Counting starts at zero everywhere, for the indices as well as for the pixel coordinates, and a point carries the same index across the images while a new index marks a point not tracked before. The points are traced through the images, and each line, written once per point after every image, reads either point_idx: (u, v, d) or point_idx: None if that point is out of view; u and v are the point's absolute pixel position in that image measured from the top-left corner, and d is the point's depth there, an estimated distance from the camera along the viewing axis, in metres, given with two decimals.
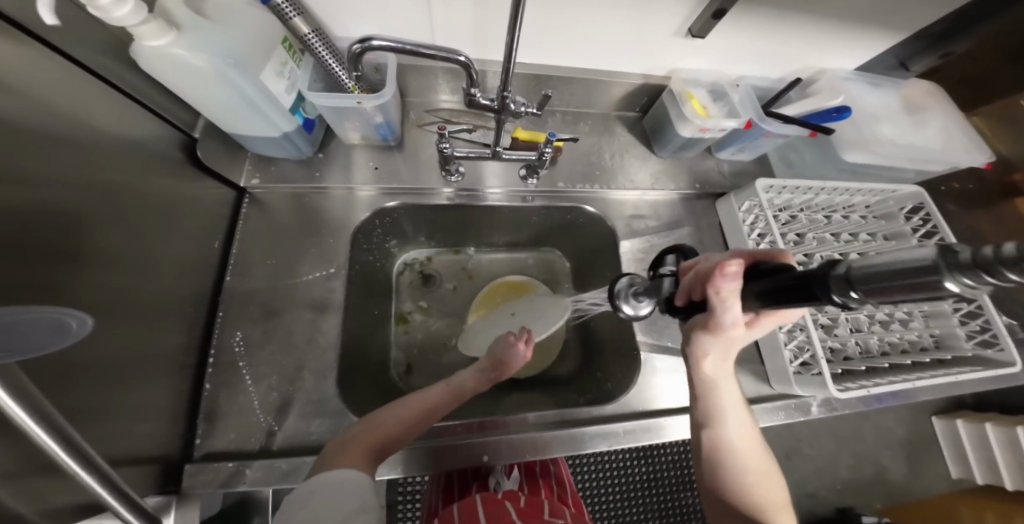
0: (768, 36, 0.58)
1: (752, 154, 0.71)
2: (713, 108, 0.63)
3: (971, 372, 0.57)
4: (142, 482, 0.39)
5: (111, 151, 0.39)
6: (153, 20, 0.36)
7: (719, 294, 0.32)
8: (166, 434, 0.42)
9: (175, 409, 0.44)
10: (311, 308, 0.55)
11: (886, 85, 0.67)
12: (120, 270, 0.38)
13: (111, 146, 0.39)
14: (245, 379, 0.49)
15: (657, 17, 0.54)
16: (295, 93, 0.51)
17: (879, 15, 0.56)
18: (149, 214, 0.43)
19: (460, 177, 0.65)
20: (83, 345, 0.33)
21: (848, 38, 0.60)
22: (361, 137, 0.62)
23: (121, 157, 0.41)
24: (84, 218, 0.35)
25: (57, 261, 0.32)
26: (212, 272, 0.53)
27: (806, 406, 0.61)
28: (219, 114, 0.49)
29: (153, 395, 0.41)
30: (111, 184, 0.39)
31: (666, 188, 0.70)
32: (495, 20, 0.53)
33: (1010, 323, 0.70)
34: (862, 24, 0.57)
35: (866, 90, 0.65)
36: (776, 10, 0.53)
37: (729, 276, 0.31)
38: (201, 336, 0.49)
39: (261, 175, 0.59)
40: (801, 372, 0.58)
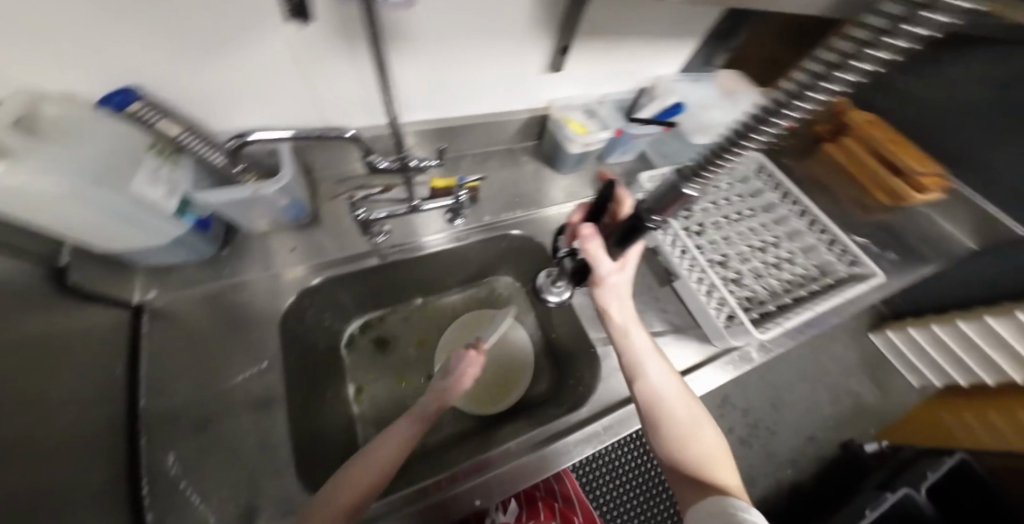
0: (605, 59, 0.71)
1: (632, 153, 0.85)
2: (590, 125, 0.75)
3: (850, 289, 0.64)
4: None
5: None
6: None
7: (589, 251, 0.53)
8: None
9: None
10: (253, 409, 0.50)
11: (704, 79, 0.83)
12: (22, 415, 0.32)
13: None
14: (192, 501, 0.43)
15: (516, 59, 0.63)
16: (180, 195, 0.48)
17: (677, 31, 0.71)
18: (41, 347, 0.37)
19: (387, 236, 0.65)
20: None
21: (662, 51, 0.75)
22: (268, 222, 0.60)
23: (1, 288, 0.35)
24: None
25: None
26: (122, 402, 0.46)
27: (748, 354, 0.68)
28: (89, 237, 0.44)
29: None
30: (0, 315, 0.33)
31: (576, 199, 0.79)
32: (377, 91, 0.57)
33: (862, 240, 0.87)
34: (666, 38, 0.72)
35: (690, 87, 0.81)
36: (605, 42, 0.67)
37: (588, 236, 0.53)
38: (125, 480, 0.42)
39: (159, 286, 0.55)
40: (730, 325, 0.64)
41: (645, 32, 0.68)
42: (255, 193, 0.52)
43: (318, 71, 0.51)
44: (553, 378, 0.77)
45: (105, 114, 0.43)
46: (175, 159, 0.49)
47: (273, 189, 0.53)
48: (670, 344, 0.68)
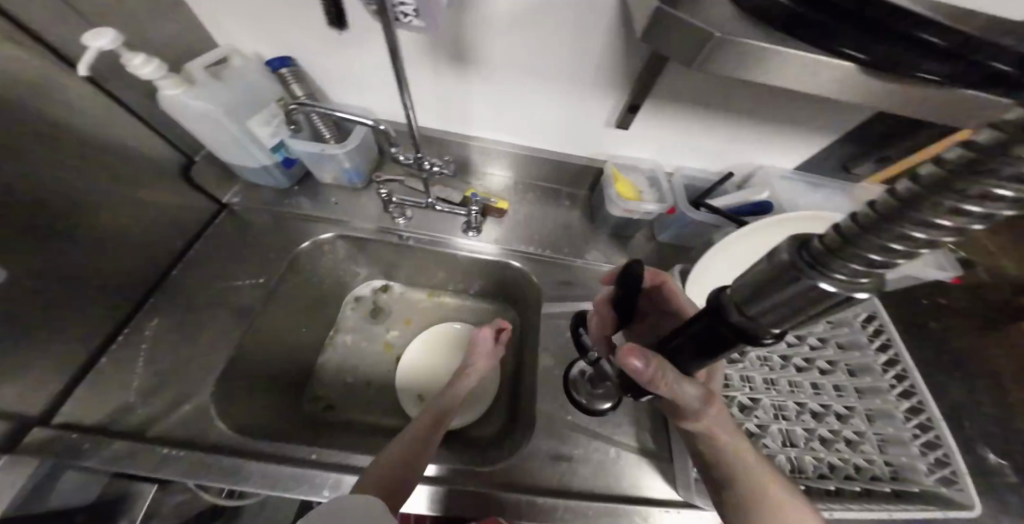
0: (695, 123, 0.60)
1: (696, 241, 0.70)
2: (644, 192, 0.66)
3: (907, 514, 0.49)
4: None
5: (135, 167, 0.51)
6: (172, 77, 0.48)
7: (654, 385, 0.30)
8: (25, 401, 0.43)
9: (64, 372, 0.47)
10: (237, 310, 0.59)
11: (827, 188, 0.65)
12: (60, 238, 0.43)
13: (140, 165, 0.52)
14: (138, 361, 0.52)
15: (584, 109, 0.61)
16: (278, 138, 0.60)
17: (796, 119, 0.57)
18: (114, 202, 0.48)
19: (406, 221, 0.72)
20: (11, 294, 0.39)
21: (774, 137, 0.60)
22: (333, 178, 0.71)
23: (138, 170, 0.52)
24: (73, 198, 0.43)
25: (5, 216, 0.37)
26: (163, 263, 0.58)
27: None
28: (219, 149, 0.59)
29: (62, 332, 0.45)
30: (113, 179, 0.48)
31: (599, 259, 0.71)
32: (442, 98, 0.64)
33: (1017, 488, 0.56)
34: (782, 120, 0.57)
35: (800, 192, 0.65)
36: (694, 111, 0.57)
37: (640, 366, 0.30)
38: (120, 316, 0.53)
39: (244, 195, 0.68)
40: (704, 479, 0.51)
41: (750, 105, 0.55)
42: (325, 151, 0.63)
43: (408, 80, 0.61)
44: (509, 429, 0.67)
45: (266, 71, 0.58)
46: None
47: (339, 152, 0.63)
48: (625, 459, 0.56)
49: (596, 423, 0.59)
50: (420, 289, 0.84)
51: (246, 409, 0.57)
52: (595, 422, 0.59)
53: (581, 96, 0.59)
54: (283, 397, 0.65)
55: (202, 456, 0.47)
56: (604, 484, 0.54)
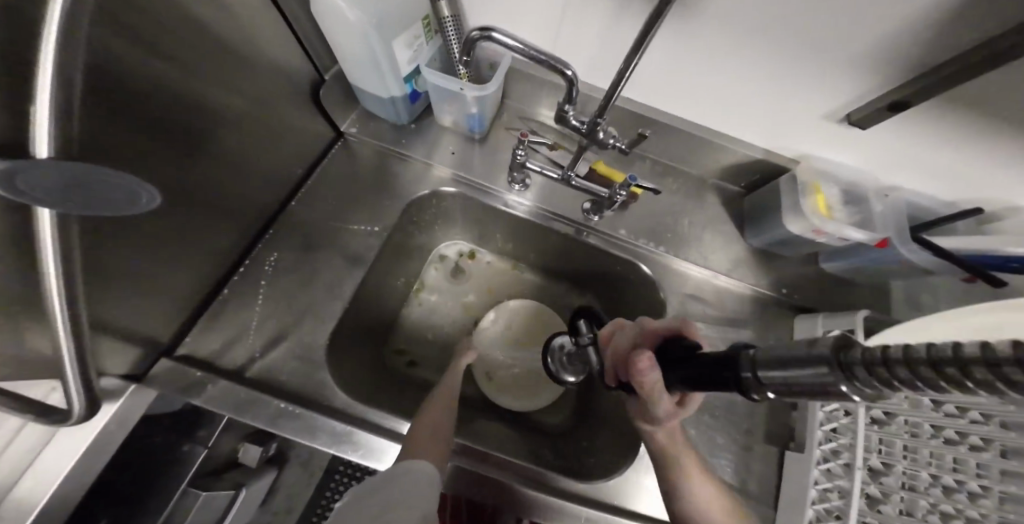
0: (965, 139, 0.43)
1: (869, 275, 0.57)
2: (839, 210, 0.51)
3: None
4: (133, 346, 0.41)
5: (259, 82, 0.46)
6: None
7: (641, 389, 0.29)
8: (167, 319, 0.45)
9: (197, 292, 0.48)
10: (346, 259, 0.56)
11: None
12: (197, 164, 0.40)
13: (265, 81, 0.47)
14: (257, 296, 0.52)
15: (799, 89, 0.46)
16: (414, 66, 0.52)
17: None
18: (243, 126, 0.45)
19: (524, 187, 0.63)
20: (158, 221, 0.38)
21: None
22: (452, 122, 0.63)
23: (261, 86, 0.46)
24: (203, 113, 0.39)
25: (156, 142, 0.34)
26: (281, 195, 0.56)
27: None
28: (350, 67, 0.52)
29: (194, 256, 0.45)
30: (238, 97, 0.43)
31: (742, 279, 0.60)
32: (615, 44, 0.50)
33: None
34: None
35: None
36: (975, 129, 0.41)
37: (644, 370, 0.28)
38: (243, 244, 0.52)
39: (360, 127, 0.62)
40: None
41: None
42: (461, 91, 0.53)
43: (584, 12, 0.47)
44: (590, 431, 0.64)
45: None
46: (433, 35, 0.52)
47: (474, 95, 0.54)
48: None
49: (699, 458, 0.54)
50: (509, 260, 0.78)
51: (347, 360, 0.57)
52: None
53: (810, 75, 0.44)
54: (373, 345, 0.65)
55: (316, 418, 0.47)
56: None
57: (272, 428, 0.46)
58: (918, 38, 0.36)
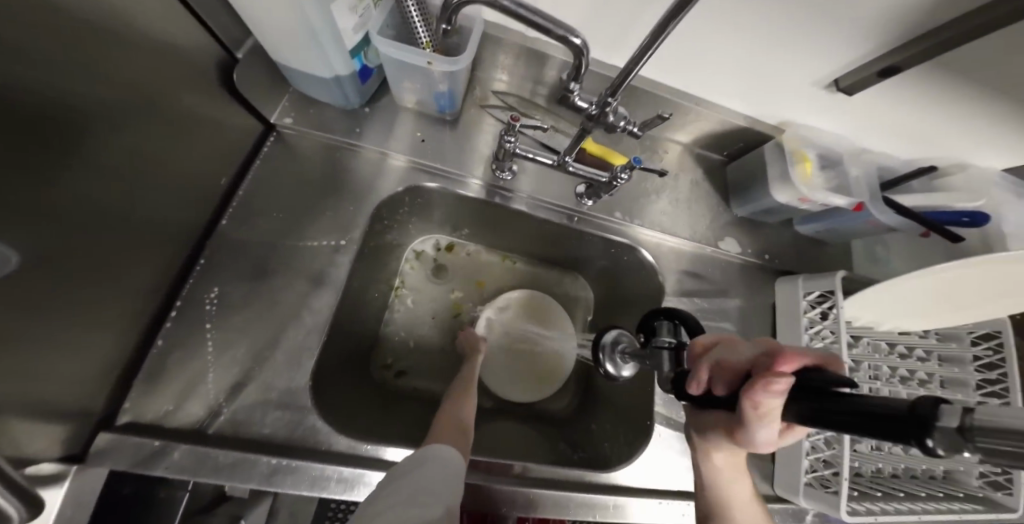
0: (938, 103, 0.44)
1: (836, 237, 0.61)
2: (818, 176, 0.52)
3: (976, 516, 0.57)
4: (49, 444, 0.30)
5: (160, 59, 0.33)
6: None
7: (754, 411, 0.23)
8: (93, 387, 0.33)
9: (121, 354, 0.36)
10: (312, 282, 0.46)
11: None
12: (96, 179, 0.28)
13: (165, 56, 0.33)
14: (205, 343, 0.41)
15: (796, 58, 0.44)
16: (363, 34, 0.40)
17: None
18: (151, 117, 0.33)
19: (510, 176, 0.56)
20: (51, 276, 0.26)
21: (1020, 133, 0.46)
22: (416, 102, 0.53)
23: (163, 66, 0.33)
24: (97, 116, 0.27)
25: (38, 156, 0.23)
26: (208, 210, 0.43)
27: (803, 514, 0.63)
28: (273, 39, 0.39)
29: (108, 311, 0.33)
30: (134, 85, 0.30)
31: (730, 249, 0.61)
32: (607, 7, 0.43)
33: None
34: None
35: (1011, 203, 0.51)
36: (952, 92, 0.43)
37: (771, 392, 0.21)
38: (172, 279, 0.40)
39: (296, 115, 0.50)
40: (813, 485, 0.56)
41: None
42: (427, 65, 0.44)
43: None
44: (599, 418, 0.64)
45: None
46: None
47: (445, 69, 0.45)
48: None
49: None
50: (496, 250, 0.72)
51: (332, 397, 0.48)
52: None
53: (812, 42, 0.42)
54: (357, 367, 0.57)
55: (322, 469, 0.40)
56: None
57: (268, 487, 0.38)
58: (925, 9, 0.35)
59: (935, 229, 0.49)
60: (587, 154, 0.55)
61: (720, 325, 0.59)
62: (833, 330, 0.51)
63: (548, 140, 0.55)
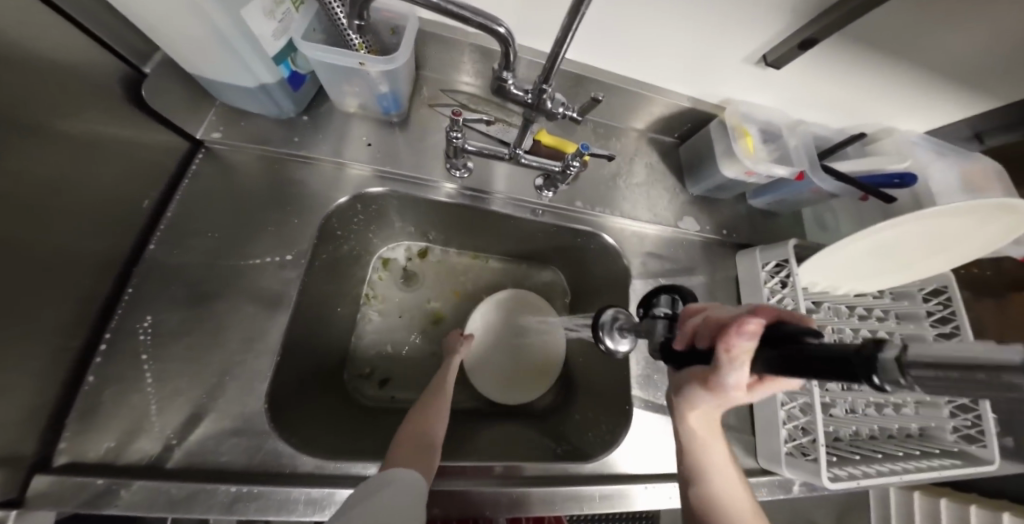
0: (861, 72, 0.46)
1: (786, 206, 0.63)
2: (762, 149, 0.54)
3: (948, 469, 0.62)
4: None
5: (42, 73, 0.30)
6: None
7: (725, 356, 0.23)
8: (15, 434, 0.31)
9: (44, 397, 0.33)
10: (260, 301, 0.44)
11: (957, 157, 0.55)
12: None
13: (51, 69, 0.31)
14: (144, 376, 0.38)
15: (723, 35, 0.45)
16: (287, 40, 0.39)
17: (980, 79, 0.46)
18: (44, 138, 0.30)
19: (465, 174, 0.55)
20: None
21: (939, 96, 0.49)
22: (359, 106, 0.51)
23: (49, 80, 0.30)
24: None
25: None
26: (132, 236, 0.40)
27: (789, 484, 0.62)
28: (182, 49, 0.37)
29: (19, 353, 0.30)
30: (11, 105, 0.27)
31: (691, 228, 0.62)
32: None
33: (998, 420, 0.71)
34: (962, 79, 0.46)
35: (938, 161, 0.54)
36: (873, 60, 0.44)
37: (745, 334, 0.22)
38: (98, 311, 0.37)
39: (226, 129, 0.47)
40: (793, 454, 0.57)
41: (946, 56, 0.43)
42: (360, 66, 0.42)
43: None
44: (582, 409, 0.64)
45: None
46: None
47: (380, 69, 0.43)
48: None
49: None
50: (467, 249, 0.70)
51: (297, 419, 0.46)
52: None
53: (737, 19, 0.43)
54: (326, 385, 0.55)
55: (290, 491, 0.38)
56: None
57: (230, 518, 0.36)
58: None
59: (872, 191, 0.52)
60: (541, 146, 0.55)
61: None
62: (794, 298, 0.53)
63: (501, 135, 0.54)
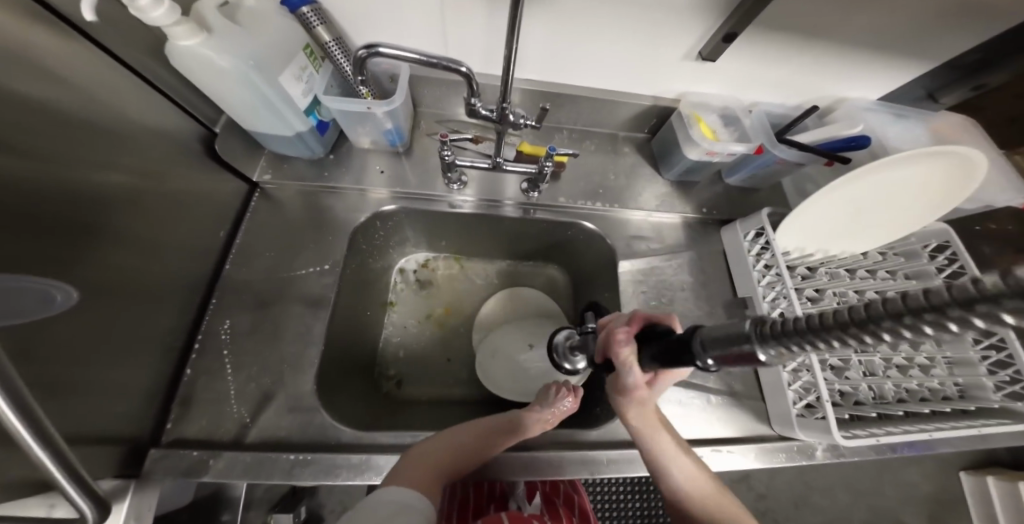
0: (787, 50, 0.54)
1: (765, 180, 0.68)
2: (723, 132, 0.61)
3: (995, 426, 0.54)
4: (105, 459, 0.37)
5: (146, 143, 0.42)
6: (184, 22, 0.38)
7: (619, 361, 0.36)
8: (134, 410, 0.41)
9: (158, 382, 0.44)
10: (306, 304, 0.54)
11: (912, 117, 0.62)
12: (115, 244, 0.38)
13: (152, 141, 0.43)
14: (225, 367, 0.49)
15: (660, 38, 0.54)
16: (312, 96, 0.51)
17: (904, 36, 0.51)
18: (154, 191, 0.43)
19: (461, 187, 0.65)
20: (85, 317, 0.35)
21: (875, 56, 0.54)
22: (371, 142, 0.63)
23: (153, 149, 0.43)
24: (100, 201, 0.36)
25: (56, 244, 0.31)
26: (212, 260, 0.52)
27: (810, 450, 0.56)
28: (242, 114, 0.50)
29: (138, 345, 0.41)
30: (126, 169, 0.39)
31: (672, 211, 0.68)
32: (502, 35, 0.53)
33: None
34: (888, 39, 0.52)
35: (889, 121, 0.60)
36: (786, 42, 0.52)
37: (622, 341, 0.37)
38: (192, 318, 0.49)
39: (274, 172, 0.60)
40: (805, 415, 0.53)
41: (860, 24, 0.49)
42: (368, 110, 0.54)
43: (464, 11, 0.50)
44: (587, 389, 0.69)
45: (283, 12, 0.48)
46: (320, 63, 0.51)
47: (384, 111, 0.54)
48: (716, 402, 0.59)
49: (686, 370, 0.61)
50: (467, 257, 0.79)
51: (337, 402, 0.54)
52: (685, 370, 0.61)
53: (669, 23, 0.51)
54: (362, 378, 0.64)
55: (335, 457, 0.46)
56: (707, 429, 0.57)
57: (291, 480, 0.44)
58: None
59: (833, 156, 0.57)
60: (523, 155, 0.64)
61: (678, 278, 0.64)
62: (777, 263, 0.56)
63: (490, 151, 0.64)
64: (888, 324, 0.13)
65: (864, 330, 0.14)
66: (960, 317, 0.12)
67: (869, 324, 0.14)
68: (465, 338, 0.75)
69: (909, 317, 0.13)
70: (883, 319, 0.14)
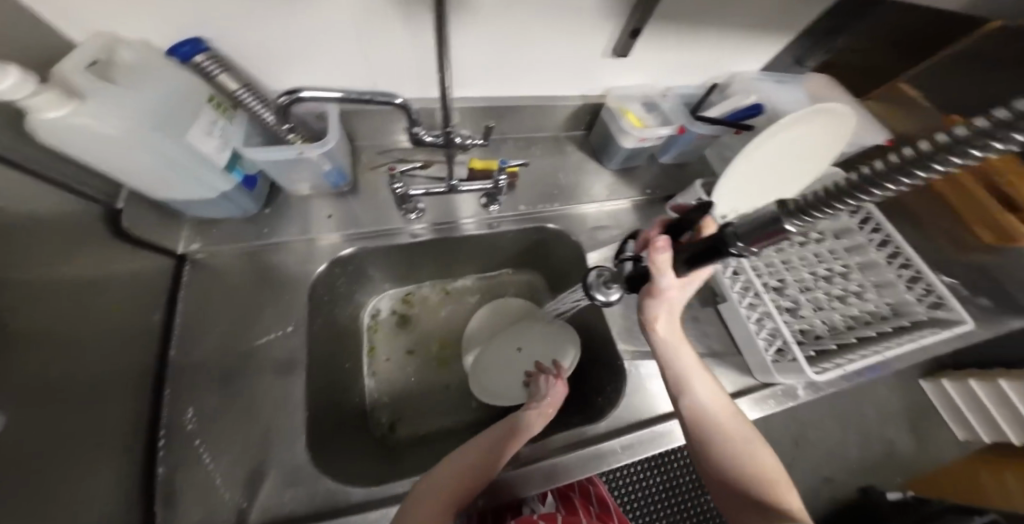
0: (684, 39, 0.60)
1: (693, 154, 0.74)
2: (649, 120, 0.67)
3: (929, 335, 0.58)
4: None
5: (44, 228, 0.36)
6: (46, 90, 0.30)
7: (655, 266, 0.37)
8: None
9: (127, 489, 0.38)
10: (277, 371, 0.49)
11: (793, 81, 0.72)
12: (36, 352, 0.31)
13: (49, 226, 0.37)
14: (202, 456, 0.43)
15: (579, 41, 0.57)
16: (230, 150, 0.47)
17: (770, 16, 0.59)
18: (52, 283, 0.35)
19: (420, 215, 0.63)
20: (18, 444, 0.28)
21: (751, 35, 0.62)
22: (311, 187, 0.59)
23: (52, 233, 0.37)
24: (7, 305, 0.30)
25: None
26: (150, 348, 0.46)
27: (793, 391, 0.62)
28: (145, 182, 0.44)
29: (88, 462, 0.35)
30: (27, 263, 0.33)
31: (623, 198, 0.72)
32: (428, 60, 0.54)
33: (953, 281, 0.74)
34: (764, 20, 0.60)
35: (776, 87, 0.69)
36: (681, 32, 0.59)
37: (661, 248, 0.36)
38: (145, 412, 0.43)
39: (201, 240, 0.54)
40: (779, 360, 0.58)
41: (742, 11, 0.57)
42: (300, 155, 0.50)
43: (386, 40, 0.49)
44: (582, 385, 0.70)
45: (173, 64, 0.42)
46: (231, 113, 0.48)
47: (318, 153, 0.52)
48: (703, 364, 0.64)
49: None
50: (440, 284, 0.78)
51: (337, 462, 0.50)
52: None
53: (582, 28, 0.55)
54: (355, 434, 0.59)
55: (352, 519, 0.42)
56: None
57: None
58: None
59: (738, 125, 0.64)
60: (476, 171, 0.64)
61: None
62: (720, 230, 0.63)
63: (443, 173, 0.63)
64: (899, 173, 0.17)
65: (882, 181, 0.18)
66: (961, 152, 0.16)
67: (885, 178, 0.18)
68: (453, 364, 0.73)
69: (914, 164, 0.17)
70: (891, 170, 0.17)
